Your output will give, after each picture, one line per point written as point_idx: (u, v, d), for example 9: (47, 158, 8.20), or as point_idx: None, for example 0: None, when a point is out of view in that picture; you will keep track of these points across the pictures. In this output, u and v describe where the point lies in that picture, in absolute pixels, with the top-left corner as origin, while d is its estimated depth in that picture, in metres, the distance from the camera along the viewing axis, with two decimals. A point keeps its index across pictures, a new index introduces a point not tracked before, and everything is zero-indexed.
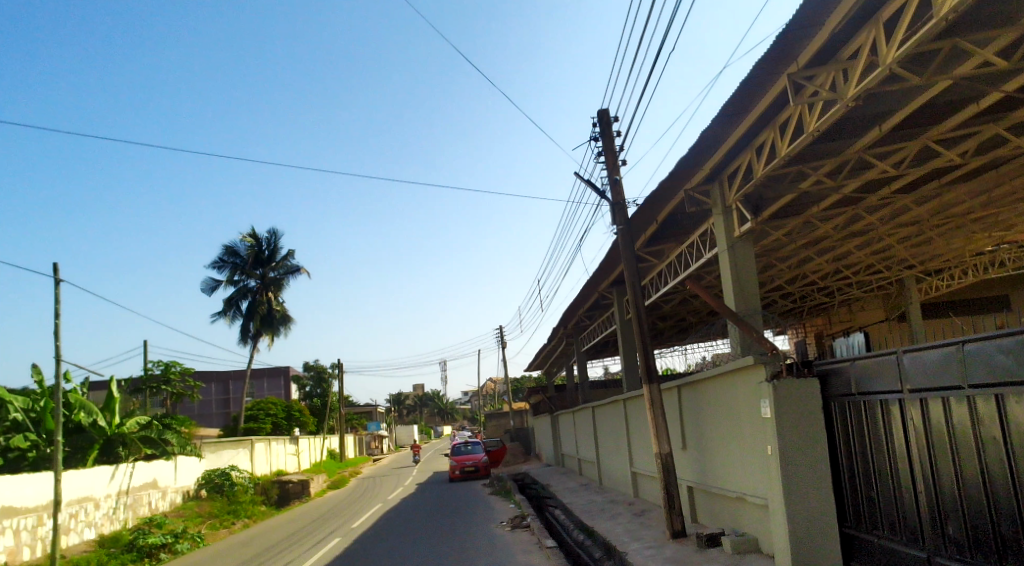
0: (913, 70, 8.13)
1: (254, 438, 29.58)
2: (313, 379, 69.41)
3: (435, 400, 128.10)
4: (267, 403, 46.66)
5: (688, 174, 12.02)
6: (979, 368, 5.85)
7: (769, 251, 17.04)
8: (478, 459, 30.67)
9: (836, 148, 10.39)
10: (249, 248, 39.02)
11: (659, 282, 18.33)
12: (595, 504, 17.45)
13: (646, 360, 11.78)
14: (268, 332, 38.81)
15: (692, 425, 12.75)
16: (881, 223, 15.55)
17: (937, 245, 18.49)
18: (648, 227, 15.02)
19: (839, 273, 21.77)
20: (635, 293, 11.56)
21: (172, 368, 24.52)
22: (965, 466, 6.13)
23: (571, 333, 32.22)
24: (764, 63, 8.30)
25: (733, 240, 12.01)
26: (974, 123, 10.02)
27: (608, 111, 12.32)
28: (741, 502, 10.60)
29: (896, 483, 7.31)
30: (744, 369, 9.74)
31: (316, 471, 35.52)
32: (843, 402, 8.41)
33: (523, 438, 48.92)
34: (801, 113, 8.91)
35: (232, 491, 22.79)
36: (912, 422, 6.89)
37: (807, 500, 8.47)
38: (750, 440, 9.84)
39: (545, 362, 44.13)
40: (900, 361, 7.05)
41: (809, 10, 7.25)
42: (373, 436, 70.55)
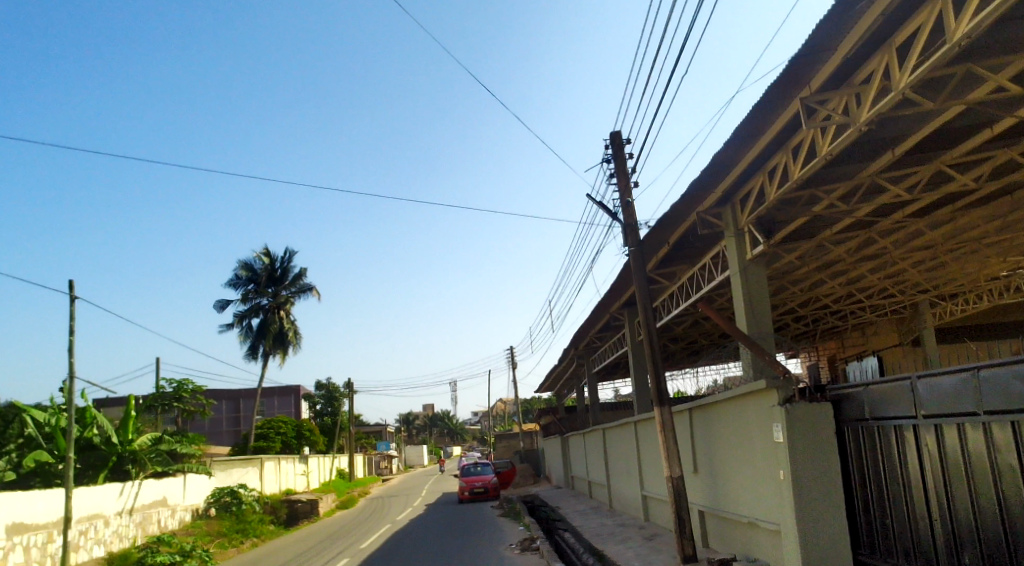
0: (927, 96, 8.69)
1: (264, 456, 29.11)
2: (325, 398, 70.03)
3: (446, 420, 128.53)
4: (278, 422, 46.89)
5: (703, 197, 12.61)
6: (993, 394, 6.40)
7: (782, 276, 17.56)
8: (487, 480, 30.96)
9: (849, 173, 10.98)
10: (263, 266, 39.92)
11: (671, 303, 18.92)
12: (606, 527, 17.71)
13: (658, 383, 12.24)
14: (279, 350, 39.54)
15: (703, 451, 13.24)
16: (894, 247, 16.04)
17: (951, 269, 18.90)
18: (659, 249, 15.56)
19: (852, 296, 22.19)
20: (647, 316, 11.98)
21: (184, 385, 23.76)
22: (981, 489, 6.65)
23: (581, 354, 32.63)
24: (777, 86, 8.71)
25: (745, 262, 12.58)
26: (988, 148, 10.52)
27: (622, 134, 12.86)
28: (750, 526, 11.02)
29: (912, 507, 7.81)
30: (756, 393, 10.25)
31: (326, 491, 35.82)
32: (856, 427, 8.99)
33: (533, 462, 48.97)
34: (813, 137, 9.30)
35: (240, 510, 22.23)
36: (928, 447, 7.44)
37: (817, 522, 9.00)
38: (762, 462, 10.29)
39: (556, 384, 44.36)
40: (914, 388, 7.65)
41: (820, 36, 7.65)
42: (382, 456, 71.04)
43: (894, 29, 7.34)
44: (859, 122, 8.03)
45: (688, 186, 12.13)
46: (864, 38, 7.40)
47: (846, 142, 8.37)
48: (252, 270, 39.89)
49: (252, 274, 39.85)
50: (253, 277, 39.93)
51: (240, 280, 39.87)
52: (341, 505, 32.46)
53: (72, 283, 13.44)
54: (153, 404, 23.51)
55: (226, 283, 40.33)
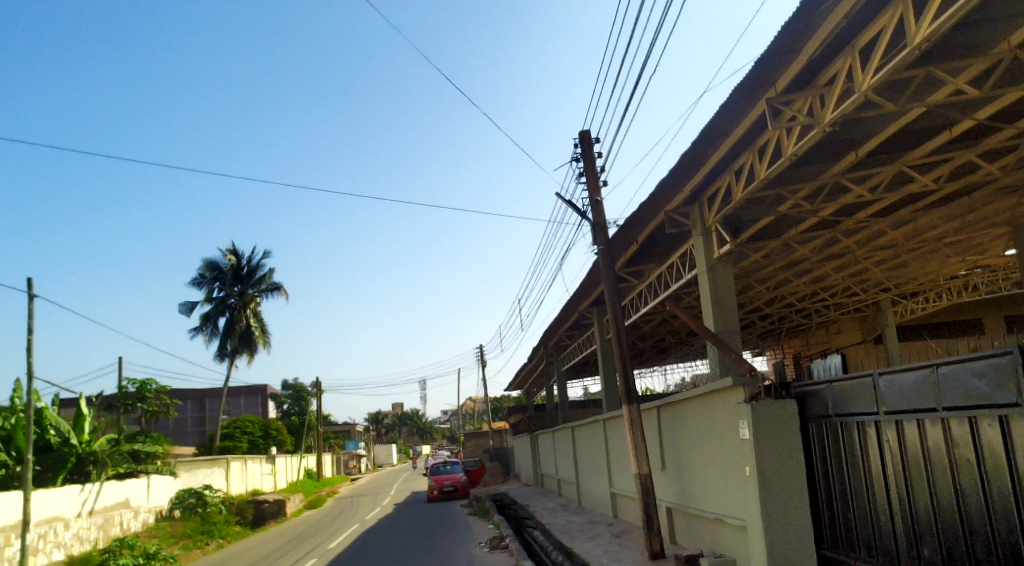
0: (889, 98, 8.84)
1: (230, 456, 28.57)
2: (292, 398, 69.16)
3: (415, 419, 128.03)
4: (244, 421, 46.10)
5: (671, 196, 12.69)
6: (952, 391, 6.53)
7: (749, 274, 17.77)
8: (457, 479, 30.81)
9: (814, 172, 11.14)
10: (229, 264, 39.10)
11: (639, 301, 19.01)
12: (575, 525, 17.76)
13: (626, 381, 12.28)
14: (246, 350, 38.86)
15: (670, 448, 13.34)
16: (857, 246, 16.34)
17: (913, 268, 19.35)
18: (628, 247, 15.63)
19: (817, 295, 22.58)
20: (615, 313, 11.98)
21: (147, 385, 23.17)
22: (940, 484, 6.79)
23: (550, 353, 32.70)
24: (743, 87, 8.79)
25: (713, 260, 12.65)
26: (947, 149, 10.72)
27: (590, 133, 12.89)
28: (717, 523, 11.13)
29: (873, 503, 7.95)
30: (723, 391, 10.32)
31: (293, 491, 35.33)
32: (820, 423, 9.12)
33: (502, 460, 48.99)
34: (779, 137, 9.41)
35: (206, 512, 21.65)
36: (890, 442, 7.57)
37: (781, 517, 9.10)
38: (728, 458, 10.38)
39: (525, 382, 44.29)
40: (876, 384, 7.78)
41: (785, 38, 7.72)
42: (350, 455, 70.44)
43: (857, 31, 7.46)
44: (824, 124, 8.13)
45: (657, 185, 12.19)
46: (829, 40, 7.49)
47: (811, 143, 8.47)
48: (217, 269, 39.07)
49: (217, 272, 39.04)
50: (218, 275, 39.13)
51: (206, 279, 39.06)
52: (309, 505, 32.00)
53: (31, 282, 13.01)
54: (115, 404, 22.87)
55: (191, 283, 39.45)
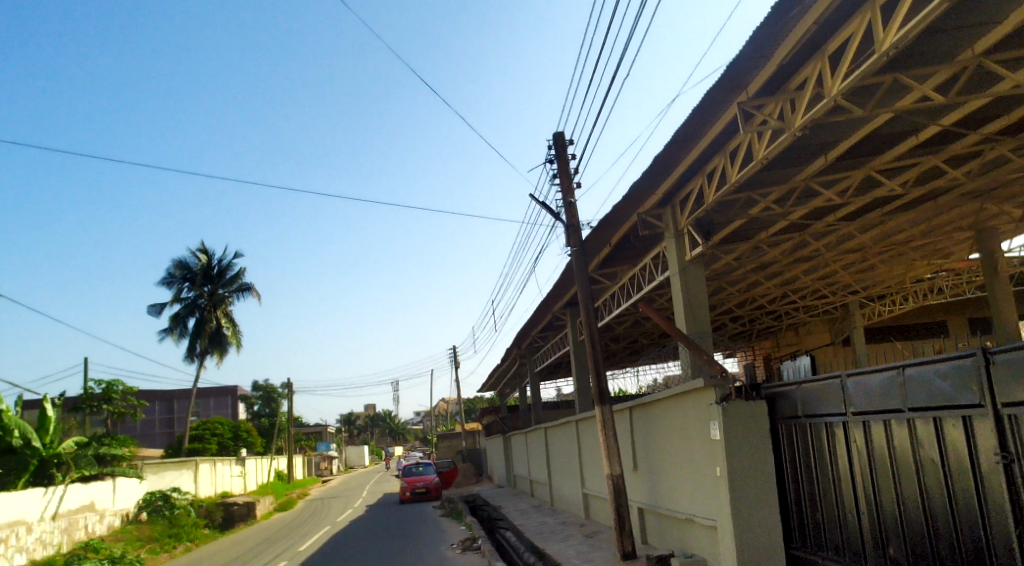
0: (858, 104, 8.95)
1: (199, 458, 27.98)
2: (262, 399, 68.12)
3: (388, 420, 127.07)
4: (213, 423, 45.26)
5: (644, 198, 12.74)
6: (918, 392, 6.63)
7: (721, 276, 17.92)
8: (429, 480, 30.60)
9: (785, 176, 11.27)
10: (199, 264, 38.36)
11: (612, 303, 19.06)
12: (547, 526, 17.73)
13: (599, 382, 12.28)
14: (216, 351, 38.16)
15: (642, 448, 13.38)
16: (827, 249, 16.57)
17: (880, 271, 19.69)
18: (601, 249, 15.66)
19: (787, 297, 22.88)
20: (588, 315, 11.95)
21: (114, 386, 22.57)
22: (905, 484, 6.88)
23: (524, 354, 32.65)
24: (715, 91, 8.84)
25: (685, 262, 12.71)
26: (914, 154, 10.92)
27: (564, 134, 12.88)
28: (688, 523, 11.17)
29: (840, 502, 8.04)
30: (695, 392, 10.37)
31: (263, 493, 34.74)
32: (789, 423, 9.21)
33: (475, 461, 48.77)
34: (750, 141, 9.49)
35: (174, 514, 21.07)
36: (857, 443, 7.66)
37: (751, 516, 9.17)
38: (700, 458, 10.43)
39: (498, 383, 44.14)
40: (844, 386, 7.87)
41: (757, 43, 7.78)
42: (322, 457, 69.64)
43: (827, 37, 7.55)
44: (794, 128, 8.21)
45: (630, 187, 12.21)
46: (800, 45, 7.56)
47: (781, 147, 8.55)
48: (187, 269, 38.29)
49: (187, 272, 38.26)
50: (188, 275, 38.35)
51: (175, 279, 38.28)
52: (279, 508, 31.47)
53: None
54: (80, 406, 22.20)
55: (159, 283, 38.61)
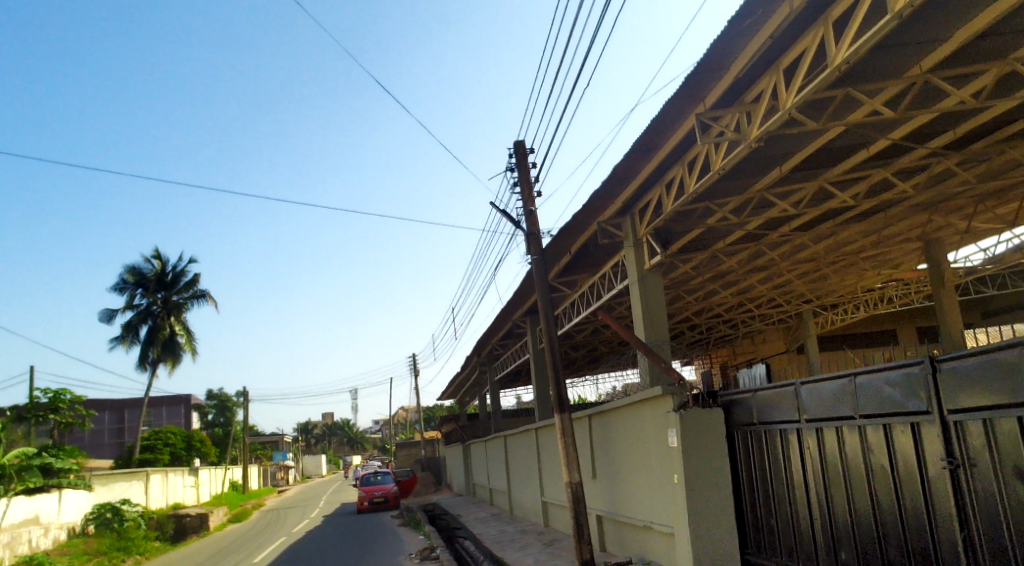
0: (812, 117, 9.16)
1: (150, 468, 27.03)
2: (217, 408, 66.28)
3: (346, 429, 125.07)
4: (166, 432, 43.85)
5: (604, 207, 12.80)
6: (869, 399, 6.75)
7: (679, 285, 18.12)
8: (388, 490, 30.16)
9: (741, 188, 11.46)
10: (153, 270, 37.20)
11: (572, 311, 19.09)
12: (506, 534, 17.62)
13: (558, 390, 12.26)
14: (169, 359, 37.01)
15: (601, 456, 13.40)
16: (781, 259, 16.91)
17: (832, 280, 20.19)
18: (561, 257, 15.69)
19: (743, 305, 23.29)
20: (548, 323, 11.93)
21: (61, 395, 21.64)
22: (857, 490, 6.99)
23: (484, 362, 32.50)
24: (673, 102, 8.93)
25: (644, 271, 12.79)
26: (865, 167, 11.21)
27: (525, 143, 12.87)
28: (646, 530, 11.19)
29: (794, 509, 8.14)
30: (654, 399, 10.41)
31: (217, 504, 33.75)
32: (745, 431, 9.30)
33: (434, 469, 48.27)
34: (708, 151, 9.61)
35: (123, 527, 20.25)
36: (811, 449, 7.76)
37: (707, 523, 9.22)
38: (657, 466, 10.46)
39: (459, 391, 43.82)
40: (798, 393, 7.99)
41: (712, 58, 7.90)
42: (278, 466, 68.08)
43: (782, 51, 7.70)
44: (750, 139, 8.34)
45: (590, 196, 12.26)
46: (755, 58, 7.70)
47: (738, 158, 8.67)
48: (140, 275, 37.07)
49: (140, 279, 37.05)
50: (141, 282, 37.15)
51: (128, 286, 37.05)
52: (234, 518, 30.60)
53: None
54: (25, 416, 21.24)
55: (111, 289, 37.32)
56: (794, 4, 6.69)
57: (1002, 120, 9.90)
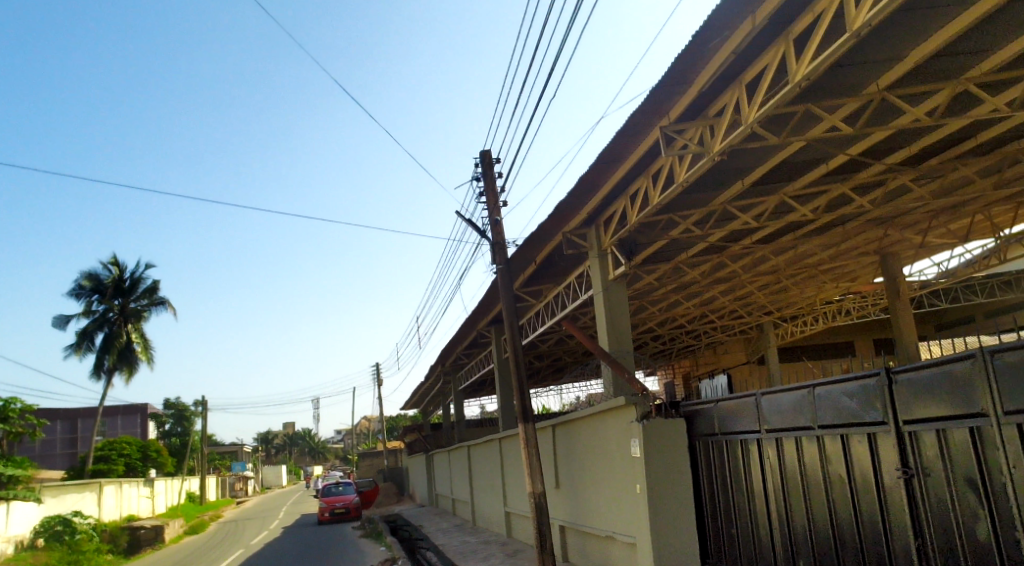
0: (773, 132, 9.32)
1: (103, 479, 26.05)
2: (174, 417, 64.39)
3: (308, 439, 122.85)
4: (121, 442, 42.44)
5: (569, 217, 12.83)
6: (827, 409, 6.84)
7: (643, 296, 18.24)
8: (349, 501, 29.62)
9: (704, 200, 11.60)
10: (110, 276, 36.04)
11: (536, 321, 19.07)
12: (469, 545, 17.42)
13: (522, 400, 12.18)
14: (125, 368, 35.86)
15: (564, 466, 13.34)
16: (743, 270, 17.16)
17: (792, 292, 20.57)
18: (527, 267, 15.66)
19: (705, 317, 23.56)
20: (513, 333, 11.86)
21: (10, 403, 20.75)
22: (815, 499, 7.06)
23: (448, 371, 32.24)
24: (637, 115, 8.99)
25: (608, 281, 12.81)
26: (825, 182, 11.46)
27: (491, 152, 12.82)
28: (608, 540, 11.15)
29: (754, 518, 8.20)
30: (617, 409, 10.41)
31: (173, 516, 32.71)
32: (706, 441, 9.36)
33: (396, 480, 47.64)
34: (672, 164, 9.70)
35: (74, 540, 19.36)
36: (770, 459, 7.84)
37: (669, 533, 9.23)
38: (620, 476, 10.44)
39: (423, 401, 43.38)
40: (759, 404, 8.06)
41: (677, 72, 7.99)
42: (237, 477, 66.42)
43: (744, 67, 7.82)
44: (714, 152, 8.44)
45: (555, 206, 12.26)
46: (719, 73, 7.81)
47: (701, 170, 8.77)
48: (97, 280, 35.87)
49: (97, 284, 35.85)
50: (98, 288, 35.95)
51: (83, 291, 35.81)
52: (190, 530, 29.65)
53: None
54: None
55: (66, 295, 36.03)
56: (757, 20, 6.80)
57: (954, 139, 10.22)
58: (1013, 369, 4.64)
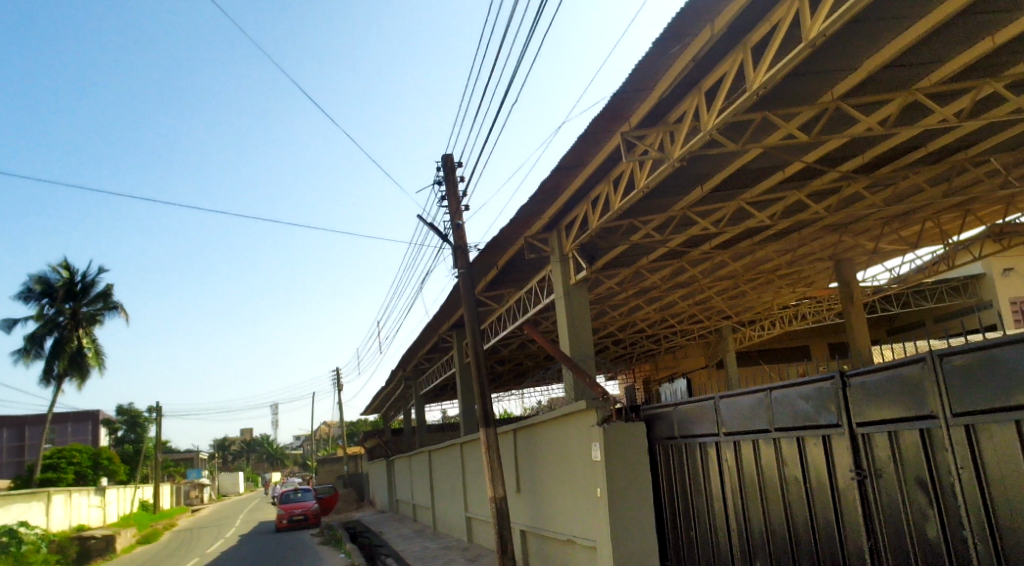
0: (732, 139, 9.46)
1: (52, 488, 25.02)
2: (127, 424, 62.25)
3: (265, 445, 120.37)
4: (70, 450, 40.91)
5: (531, 222, 12.80)
6: (783, 413, 6.92)
7: (604, 300, 18.33)
8: (308, 508, 29.02)
9: (665, 205, 11.69)
10: (61, 280, 34.73)
11: (498, 325, 18.99)
12: (429, 551, 17.23)
13: (483, 404, 12.07)
14: (76, 374, 34.57)
15: (525, 469, 13.28)
16: (703, 275, 17.38)
17: (750, 297, 20.94)
18: (488, 271, 15.57)
19: (665, 321, 23.81)
20: (475, 337, 11.76)
21: None
22: (771, 501, 7.13)
23: (409, 376, 31.92)
24: (598, 121, 9.00)
25: (570, 286, 12.80)
26: (781, 189, 11.67)
27: (453, 156, 12.73)
28: (569, 544, 11.11)
29: (712, 521, 8.25)
30: (577, 413, 10.40)
31: (125, 525, 31.59)
32: (666, 445, 9.41)
33: (356, 486, 46.97)
34: (633, 169, 9.75)
35: (20, 551, 18.53)
36: (729, 462, 7.90)
37: (628, 537, 9.23)
38: (581, 480, 10.42)
39: (384, 405, 42.88)
40: (717, 408, 8.13)
41: (636, 80, 8.04)
42: (192, 484, 64.64)
43: (702, 75, 7.91)
44: (673, 158, 8.51)
45: (517, 211, 12.22)
46: (678, 80, 7.87)
47: (661, 176, 8.83)
48: (47, 284, 34.53)
49: (46, 288, 34.51)
50: (48, 291, 34.61)
51: (32, 295, 34.44)
52: (143, 540, 28.67)
53: None
54: None
55: (13, 298, 34.59)
56: (716, 29, 6.89)
57: (904, 148, 10.52)
58: (962, 372, 4.74)
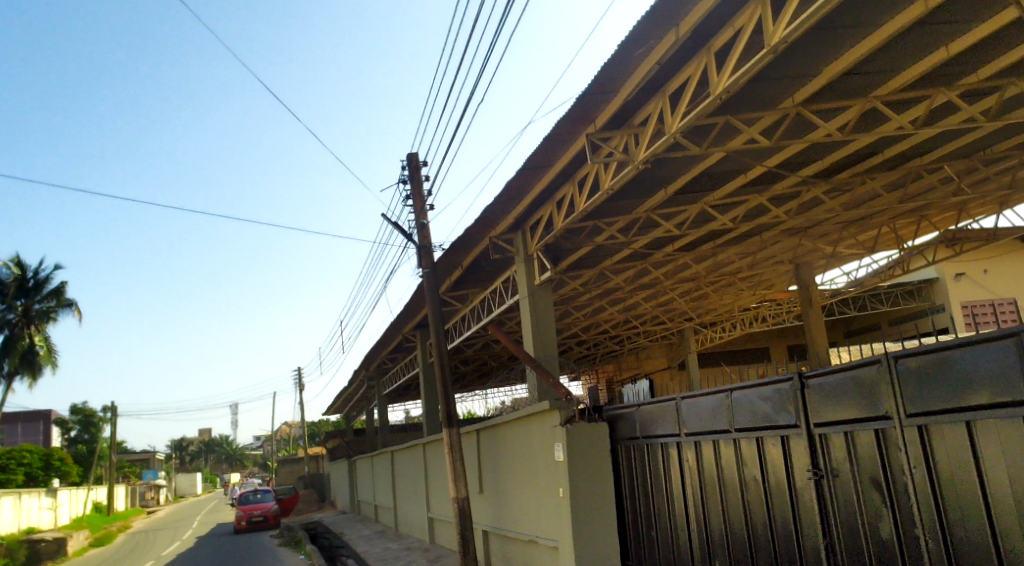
0: (695, 143, 9.55)
1: None
2: (81, 424, 60.01)
3: (224, 446, 117.88)
4: (20, 451, 39.46)
5: (496, 222, 12.74)
6: (743, 413, 6.99)
7: (569, 301, 18.37)
8: (267, 509, 28.45)
9: (629, 207, 11.76)
10: (12, 276, 33.34)
11: (462, 325, 18.88)
12: (390, 552, 17.03)
13: (446, 405, 11.97)
14: (27, 373, 33.34)
15: (488, 469, 13.21)
16: (666, 277, 17.54)
17: (712, 299, 21.21)
18: (453, 271, 15.46)
19: (629, 322, 23.98)
20: (438, 337, 11.64)
21: None
22: (731, 501, 7.20)
23: (372, 376, 31.54)
24: (564, 123, 8.99)
25: (534, 286, 12.78)
26: (742, 193, 11.84)
27: (419, 156, 12.59)
28: (531, 544, 11.08)
29: (672, 521, 8.31)
30: (540, 414, 10.38)
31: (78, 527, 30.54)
32: (628, 445, 9.45)
33: (317, 487, 46.29)
34: (597, 171, 9.77)
35: None
36: (689, 462, 7.96)
37: (590, 536, 9.24)
38: (544, 480, 10.40)
39: (346, 406, 42.32)
40: (679, 408, 8.19)
41: (602, 83, 8.04)
42: (148, 485, 62.92)
43: (667, 79, 7.96)
44: (637, 161, 8.55)
45: (482, 212, 12.15)
46: (642, 83, 7.91)
47: (625, 178, 8.87)
48: None
49: None
50: None
51: None
52: (96, 542, 27.76)
53: None
54: None
55: None
56: (680, 33, 6.92)
57: (861, 154, 10.77)
58: (916, 374, 4.82)
